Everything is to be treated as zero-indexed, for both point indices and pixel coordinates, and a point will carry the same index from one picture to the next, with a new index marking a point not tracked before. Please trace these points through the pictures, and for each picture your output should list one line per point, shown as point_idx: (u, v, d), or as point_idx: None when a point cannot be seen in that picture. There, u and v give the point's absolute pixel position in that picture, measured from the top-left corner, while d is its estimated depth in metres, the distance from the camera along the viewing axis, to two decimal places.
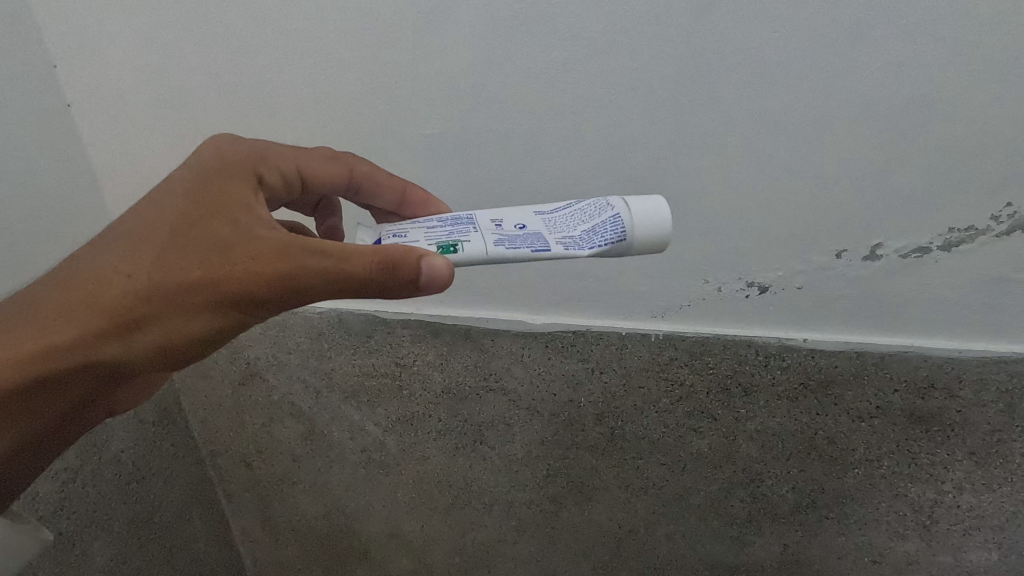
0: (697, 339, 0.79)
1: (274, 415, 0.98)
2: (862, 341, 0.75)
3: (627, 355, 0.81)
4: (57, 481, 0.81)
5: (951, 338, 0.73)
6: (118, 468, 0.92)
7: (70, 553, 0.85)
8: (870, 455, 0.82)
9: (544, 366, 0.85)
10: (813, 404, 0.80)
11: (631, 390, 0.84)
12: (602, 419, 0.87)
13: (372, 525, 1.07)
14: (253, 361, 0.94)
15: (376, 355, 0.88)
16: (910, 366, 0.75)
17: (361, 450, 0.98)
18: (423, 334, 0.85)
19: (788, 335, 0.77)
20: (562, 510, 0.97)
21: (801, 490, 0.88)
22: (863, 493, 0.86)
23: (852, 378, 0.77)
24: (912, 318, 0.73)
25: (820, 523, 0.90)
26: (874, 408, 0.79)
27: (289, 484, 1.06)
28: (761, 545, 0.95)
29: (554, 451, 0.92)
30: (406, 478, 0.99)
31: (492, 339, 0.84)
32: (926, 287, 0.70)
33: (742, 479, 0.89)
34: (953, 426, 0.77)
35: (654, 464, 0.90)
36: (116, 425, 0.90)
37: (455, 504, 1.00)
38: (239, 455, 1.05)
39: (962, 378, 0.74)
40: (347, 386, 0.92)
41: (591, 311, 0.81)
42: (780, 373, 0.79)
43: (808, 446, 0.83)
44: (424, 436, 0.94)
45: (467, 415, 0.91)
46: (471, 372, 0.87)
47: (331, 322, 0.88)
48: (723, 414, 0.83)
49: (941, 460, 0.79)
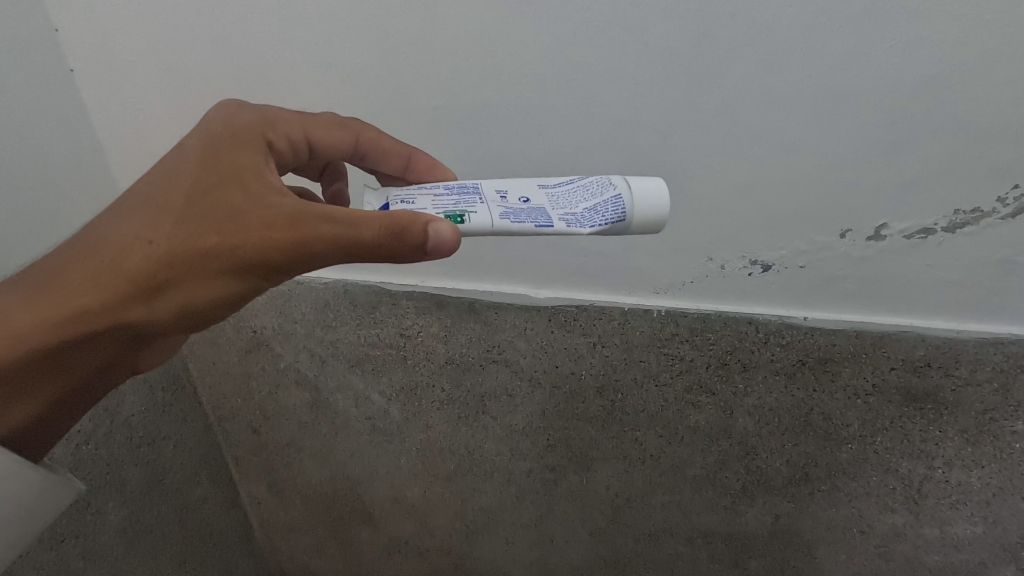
0: (698, 315, 0.79)
1: (280, 383, 1.00)
2: (862, 321, 0.76)
3: (629, 330, 0.82)
4: (70, 443, 0.80)
5: (948, 319, 0.74)
6: (128, 432, 0.90)
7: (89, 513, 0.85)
8: (864, 430, 0.84)
9: (546, 341, 0.86)
10: (811, 381, 0.81)
11: (631, 364, 0.85)
12: (602, 392, 0.89)
13: (377, 488, 1.12)
14: (259, 331, 0.95)
15: (381, 326, 0.90)
16: (908, 346, 0.76)
17: (366, 418, 1.01)
18: (428, 306, 0.87)
19: (789, 313, 0.77)
20: (562, 479, 1.01)
21: (795, 464, 0.90)
22: (855, 467, 0.88)
23: (851, 356, 0.78)
24: (914, 302, 0.73)
25: (812, 495, 0.93)
26: (870, 385, 0.80)
27: (295, 449, 1.09)
28: (754, 515, 0.98)
29: (555, 422, 0.94)
30: (409, 445, 1.03)
31: (496, 312, 0.85)
32: (930, 269, 0.70)
33: (738, 452, 0.91)
34: (948, 404, 0.79)
35: (652, 436, 0.92)
36: (127, 390, 0.89)
37: (458, 470, 1.04)
38: (245, 422, 1.07)
39: (958, 358, 0.75)
40: (352, 356, 0.94)
41: (592, 287, 0.81)
42: (780, 351, 0.79)
43: (804, 422, 0.85)
44: (428, 405, 0.97)
45: (470, 385, 0.93)
46: (474, 345, 0.88)
47: (337, 294, 0.89)
48: (721, 389, 0.85)
49: (933, 437, 0.82)
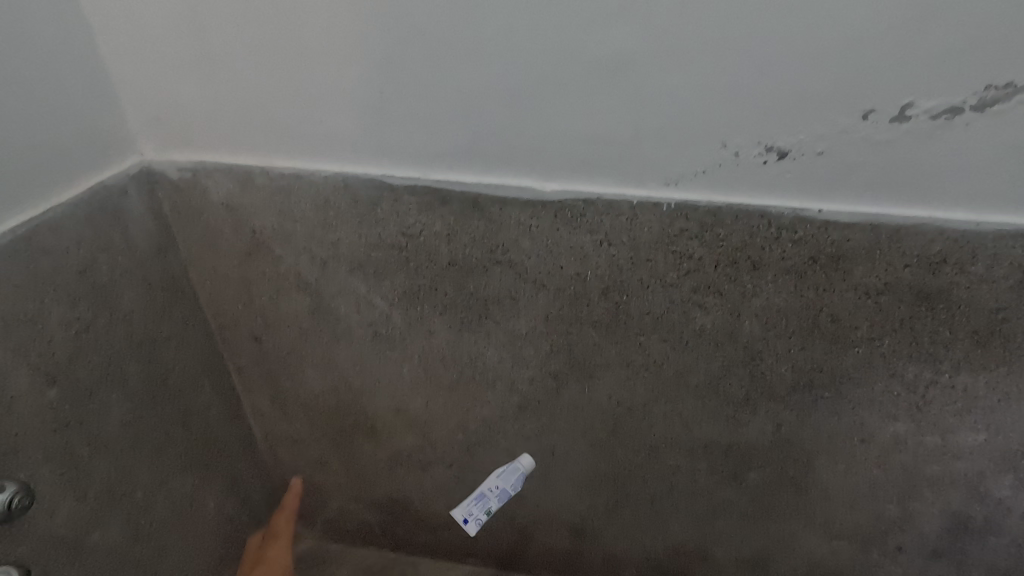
0: (710, 208, 0.77)
1: (281, 288, 0.99)
2: (879, 214, 0.73)
3: (637, 227, 0.80)
4: (70, 331, 0.80)
5: (969, 211, 0.71)
6: (129, 329, 0.90)
7: (90, 404, 0.84)
8: (872, 333, 0.83)
9: (551, 239, 0.84)
10: (822, 280, 0.79)
11: (638, 264, 0.83)
12: (607, 294, 0.87)
13: (380, 399, 1.12)
14: (258, 232, 0.93)
15: (382, 225, 0.88)
16: (925, 241, 0.73)
17: (369, 324, 1.01)
18: (430, 203, 0.85)
19: (803, 206, 0.75)
20: (564, 388, 1.01)
21: (800, 369, 0.89)
22: (860, 372, 0.87)
23: (865, 252, 0.76)
24: (933, 192, 0.71)
25: (814, 402, 0.93)
26: (882, 284, 0.78)
27: (298, 358, 1.09)
28: (754, 424, 0.98)
29: (559, 327, 0.93)
30: (412, 353, 1.03)
31: (500, 209, 0.83)
32: (955, 156, 0.67)
33: (742, 358, 0.90)
34: (960, 304, 0.77)
35: (656, 341, 0.91)
36: (125, 286, 0.88)
37: (461, 379, 1.04)
38: (247, 330, 1.07)
39: (976, 253, 0.73)
40: (354, 259, 0.93)
41: (600, 181, 0.78)
42: (792, 247, 0.77)
43: (811, 325, 0.84)
44: (431, 310, 0.96)
45: (474, 288, 0.92)
46: (479, 245, 0.87)
47: (337, 189, 0.86)
48: (730, 290, 0.83)
49: (942, 339, 0.81)
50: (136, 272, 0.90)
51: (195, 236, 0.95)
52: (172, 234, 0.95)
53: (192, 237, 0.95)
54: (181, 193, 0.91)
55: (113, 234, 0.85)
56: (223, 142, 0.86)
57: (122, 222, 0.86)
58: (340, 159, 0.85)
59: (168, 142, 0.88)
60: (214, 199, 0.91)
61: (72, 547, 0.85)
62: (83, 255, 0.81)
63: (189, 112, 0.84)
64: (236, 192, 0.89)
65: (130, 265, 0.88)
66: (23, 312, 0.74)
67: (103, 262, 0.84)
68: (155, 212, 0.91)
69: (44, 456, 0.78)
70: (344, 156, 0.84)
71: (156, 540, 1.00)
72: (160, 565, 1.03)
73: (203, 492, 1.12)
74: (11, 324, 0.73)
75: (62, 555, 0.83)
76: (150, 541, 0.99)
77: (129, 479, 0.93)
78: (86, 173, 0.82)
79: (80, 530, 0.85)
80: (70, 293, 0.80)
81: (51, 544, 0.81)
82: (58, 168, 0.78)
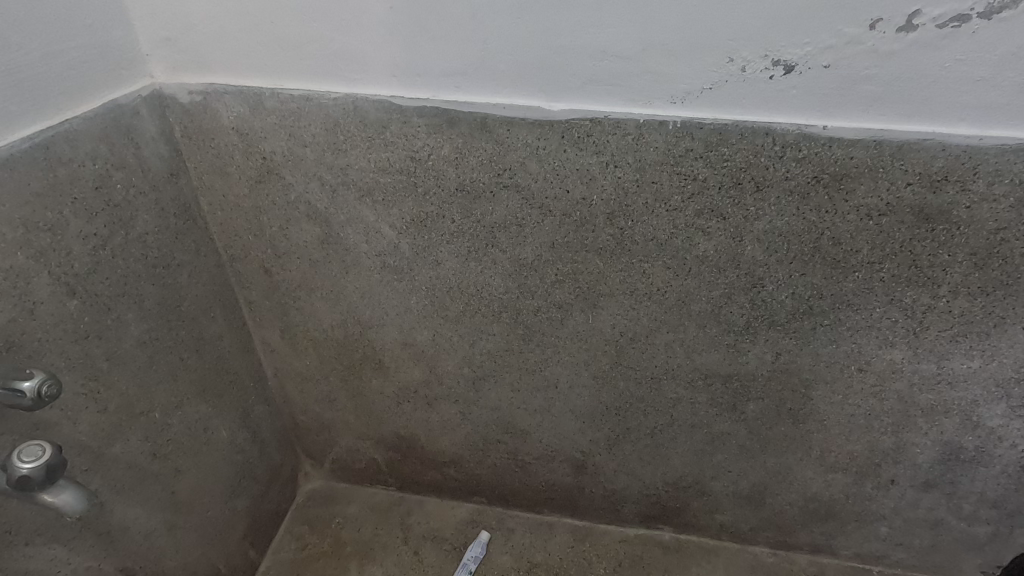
0: (715, 127, 0.78)
1: (291, 217, 1.01)
2: (882, 130, 0.75)
3: (643, 147, 0.82)
4: (88, 245, 0.83)
5: (972, 126, 0.73)
6: (144, 250, 0.93)
7: (106, 317, 0.87)
8: (873, 257, 0.84)
9: (558, 161, 0.85)
10: (824, 201, 0.81)
11: (644, 186, 0.85)
12: (612, 219, 0.89)
13: (386, 333, 1.13)
14: (270, 157, 0.95)
15: (391, 150, 0.90)
16: (927, 158, 0.75)
17: (377, 255, 1.02)
18: (438, 125, 0.86)
19: (807, 123, 0.76)
20: (567, 319, 1.02)
21: (800, 296, 0.90)
22: (860, 299, 0.88)
23: (867, 171, 0.77)
24: (937, 107, 0.72)
25: (814, 331, 0.94)
26: (883, 205, 0.79)
27: (307, 291, 1.11)
28: (755, 355, 0.99)
29: (564, 255, 0.94)
30: (419, 284, 1.04)
31: (507, 129, 0.84)
32: (958, 65, 0.69)
33: (744, 285, 0.91)
34: (960, 224, 0.79)
35: (660, 268, 0.92)
36: (139, 206, 0.91)
37: (466, 311, 1.06)
38: (257, 262, 1.09)
39: (977, 170, 0.74)
40: (363, 185, 0.94)
41: (607, 99, 0.81)
42: (795, 167, 0.79)
43: (813, 249, 0.85)
44: (437, 239, 0.97)
45: (480, 215, 0.93)
46: (486, 168, 0.88)
47: (346, 111, 0.88)
48: (733, 213, 0.84)
49: (942, 262, 0.82)
50: (150, 194, 0.93)
51: (205, 161, 0.98)
52: (182, 159, 0.98)
53: (201, 162, 0.99)
54: (191, 116, 0.94)
55: (125, 152, 0.88)
56: (234, 64, 0.89)
57: (133, 139, 0.89)
58: (349, 81, 0.87)
59: (179, 65, 0.91)
60: (225, 122, 0.93)
61: (95, 455, 0.88)
62: (98, 170, 0.84)
63: (203, 34, 0.87)
64: (246, 115, 0.92)
65: (144, 187, 0.92)
66: (44, 221, 0.77)
67: (117, 179, 0.87)
68: (166, 136, 0.95)
69: (67, 364, 0.81)
70: (354, 78, 0.87)
71: (173, 460, 1.04)
72: (176, 486, 1.06)
73: (216, 420, 1.14)
74: (34, 231, 0.75)
75: (84, 462, 0.86)
76: (166, 461, 1.02)
77: (146, 397, 0.96)
78: (97, 90, 0.84)
79: (102, 440, 0.89)
80: (88, 207, 0.82)
81: (74, 449, 0.85)
82: (73, 80, 0.80)
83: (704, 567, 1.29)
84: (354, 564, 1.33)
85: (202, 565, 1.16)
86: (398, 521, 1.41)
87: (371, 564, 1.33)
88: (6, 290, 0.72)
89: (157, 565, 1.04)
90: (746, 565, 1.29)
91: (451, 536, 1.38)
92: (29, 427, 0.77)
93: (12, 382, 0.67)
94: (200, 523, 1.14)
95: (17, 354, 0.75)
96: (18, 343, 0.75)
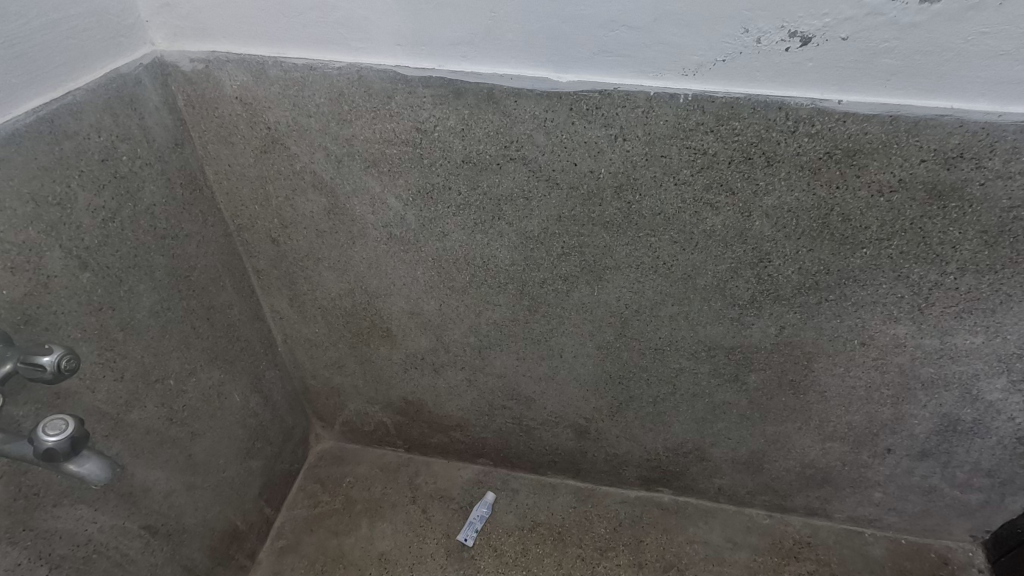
0: (727, 100, 0.77)
1: (297, 187, 1.01)
2: (898, 105, 0.73)
3: (653, 120, 0.80)
4: (97, 218, 0.83)
5: (992, 102, 0.71)
6: (152, 221, 0.93)
7: (118, 289, 0.88)
8: (882, 233, 0.83)
9: (565, 134, 0.84)
10: (836, 176, 0.80)
11: (653, 160, 0.84)
12: (620, 193, 0.88)
13: (393, 302, 1.15)
14: (274, 127, 0.94)
15: (396, 121, 0.89)
16: (943, 134, 0.73)
17: (384, 226, 1.02)
18: (444, 96, 0.85)
19: (822, 97, 0.75)
20: (573, 291, 1.03)
21: (807, 271, 0.90)
22: (867, 275, 0.88)
23: (881, 147, 0.76)
24: (956, 81, 0.71)
25: (819, 306, 0.94)
26: (895, 181, 0.78)
27: (314, 260, 1.12)
28: (759, 327, 1.00)
29: (570, 229, 0.94)
30: (426, 255, 1.04)
31: (514, 101, 0.83)
32: (982, 38, 0.67)
33: (751, 259, 0.91)
34: (973, 202, 0.77)
35: (667, 242, 0.92)
36: (146, 178, 0.91)
37: (472, 283, 1.06)
38: (265, 231, 1.09)
39: (994, 147, 0.73)
40: (368, 155, 0.94)
41: (617, 71, 0.79)
42: (807, 141, 0.77)
43: (822, 225, 0.84)
44: (443, 211, 0.97)
45: (487, 187, 0.92)
46: (493, 139, 0.87)
47: (350, 81, 0.87)
48: (742, 188, 0.83)
49: (952, 239, 0.82)
50: (156, 164, 0.93)
51: (210, 131, 0.97)
52: (186, 128, 0.98)
53: (206, 132, 0.98)
54: (193, 84, 0.93)
55: (129, 123, 0.87)
56: (235, 32, 0.87)
57: (137, 109, 0.88)
58: (353, 50, 0.85)
59: (180, 31, 0.89)
60: (228, 91, 0.92)
61: (114, 422, 0.91)
62: (104, 142, 0.83)
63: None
64: (249, 84, 0.91)
65: (149, 158, 0.91)
66: (52, 195, 0.77)
67: (123, 151, 0.86)
68: (170, 105, 0.94)
69: (83, 335, 0.83)
70: (358, 47, 0.85)
71: (189, 424, 1.07)
72: (193, 449, 1.10)
73: (228, 385, 1.17)
74: (43, 205, 0.76)
75: (104, 428, 0.90)
76: (183, 425, 1.06)
77: (161, 365, 0.99)
78: (99, 60, 0.83)
79: (120, 407, 0.92)
80: (95, 180, 0.82)
81: (94, 416, 0.88)
82: (74, 49, 0.79)
83: (702, 528, 1.34)
84: (364, 521, 1.39)
85: (221, 521, 1.21)
86: (406, 480, 1.46)
87: (381, 521, 1.38)
88: (20, 265, 0.74)
89: (178, 522, 1.09)
90: (742, 526, 1.33)
91: (458, 496, 1.43)
92: (49, 396, 0.80)
93: (32, 357, 0.69)
94: (217, 483, 1.19)
95: (34, 327, 0.77)
96: (34, 315, 0.76)
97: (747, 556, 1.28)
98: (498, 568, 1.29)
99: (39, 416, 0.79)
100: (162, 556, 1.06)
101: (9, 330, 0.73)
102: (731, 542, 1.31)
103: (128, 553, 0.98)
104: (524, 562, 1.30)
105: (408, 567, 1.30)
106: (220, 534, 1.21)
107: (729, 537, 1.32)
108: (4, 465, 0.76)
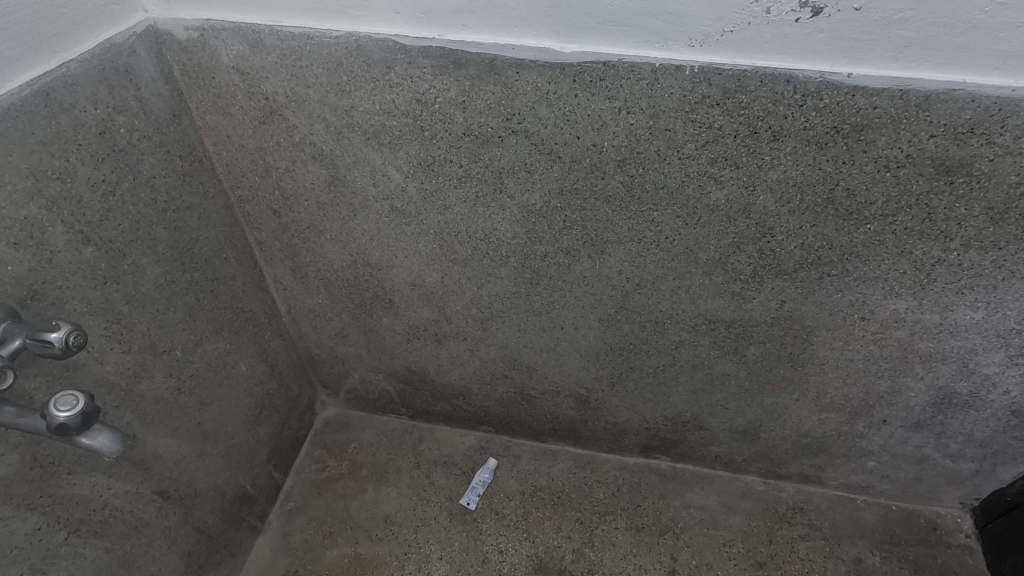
0: (734, 73, 0.75)
1: (297, 158, 1.00)
2: (909, 78, 0.72)
3: (658, 92, 0.79)
4: (97, 192, 0.83)
5: (1007, 75, 0.69)
6: (152, 194, 0.93)
7: (121, 262, 0.89)
8: (887, 209, 0.83)
9: (568, 106, 0.82)
10: (842, 151, 0.78)
11: (657, 134, 0.82)
12: (623, 167, 0.87)
13: (396, 274, 1.15)
14: (272, 97, 0.92)
15: (396, 91, 0.87)
16: (954, 108, 0.72)
17: (385, 199, 1.02)
18: (444, 66, 0.83)
19: (832, 70, 0.73)
20: (575, 265, 1.03)
21: (810, 247, 0.90)
22: (869, 251, 0.88)
23: (889, 121, 0.75)
24: (970, 55, 0.69)
25: (821, 281, 0.94)
26: (903, 156, 0.77)
27: (315, 232, 1.12)
28: (759, 302, 1.00)
29: (573, 203, 0.93)
30: (428, 227, 1.04)
31: (517, 72, 0.81)
32: (999, 10, 0.65)
33: (754, 235, 0.90)
34: (980, 178, 0.76)
35: (669, 217, 0.91)
36: (144, 150, 0.91)
37: (474, 255, 1.06)
38: (265, 204, 1.09)
39: (1007, 122, 0.71)
40: (367, 127, 0.92)
41: (623, 41, 0.77)
42: (815, 116, 0.76)
43: (827, 201, 0.84)
44: (445, 182, 0.96)
45: (488, 159, 0.91)
46: (494, 112, 0.86)
47: (349, 51, 0.85)
48: (747, 163, 0.82)
49: (957, 216, 0.81)
50: (154, 136, 0.92)
51: (207, 102, 0.96)
52: (184, 99, 0.96)
53: (203, 103, 0.96)
54: (189, 54, 0.91)
55: (126, 95, 0.86)
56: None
57: (132, 80, 0.87)
58: (352, 19, 0.83)
59: None
60: (224, 62, 0.90)
61: (124, 393, 0.93)
62: (101, 115, 0.82)
63: None
64: (246, 54, 0.89)
65: (147, 130, 0.90)
66: (52, 169, 0.76)
67: (120, 123, 0.85)
68: (165, 74, 0.92)
69: (89, 309, 0.84)
70: (356, 15, 0.83)
71: (197, 394, 1.10)
72: (202, 417, 1.13)
73: (234, 355, 1.19)
74: (43, 180, 0.76)
75: (115, 399, 0.92)
76: (191, 395, 1.08)
77: (168, 336, 1.00)
78: (92, 31, 0.81)
79: (129, 378, 0.94)
80: (94, 153, 0.82)
81: (105, 387, 0.90)
82: (66, 21, 0.77)
83: (698, 493, 1.37)
84: (370, 485, 1.43)
85: (231, 485, 1.25)
86: (410, 446, 1.50)
87: (387, 485, 1.42)
88: (23, 241, 0.74)
89: (190, 487, 1.12)
90: (737, 492, 1.37)
91: (461, 461, 1.46)
92: (61, 369, 0.82)
93: (40, 334, 0.71)
94: (226, 449, 1.22)
95: (41, 302, 0.77)
96: (41, 290, 0.77)
97: (741, 521, 1.32)
98: (500, 530, 1.33)
99: (50, 387, 0.81)
100: (176, 519, 1.10)
101: (16, 305, 0.75)
102: (726, 507, 1.35)
103: (143, 516, 1.02)
104: (525, 524, 1.34)
105: (413, 529, 1.34)
106: (231, 498, 1.25)
107: (724, 502, 1.35)
108: (17, 436, 0.78)
